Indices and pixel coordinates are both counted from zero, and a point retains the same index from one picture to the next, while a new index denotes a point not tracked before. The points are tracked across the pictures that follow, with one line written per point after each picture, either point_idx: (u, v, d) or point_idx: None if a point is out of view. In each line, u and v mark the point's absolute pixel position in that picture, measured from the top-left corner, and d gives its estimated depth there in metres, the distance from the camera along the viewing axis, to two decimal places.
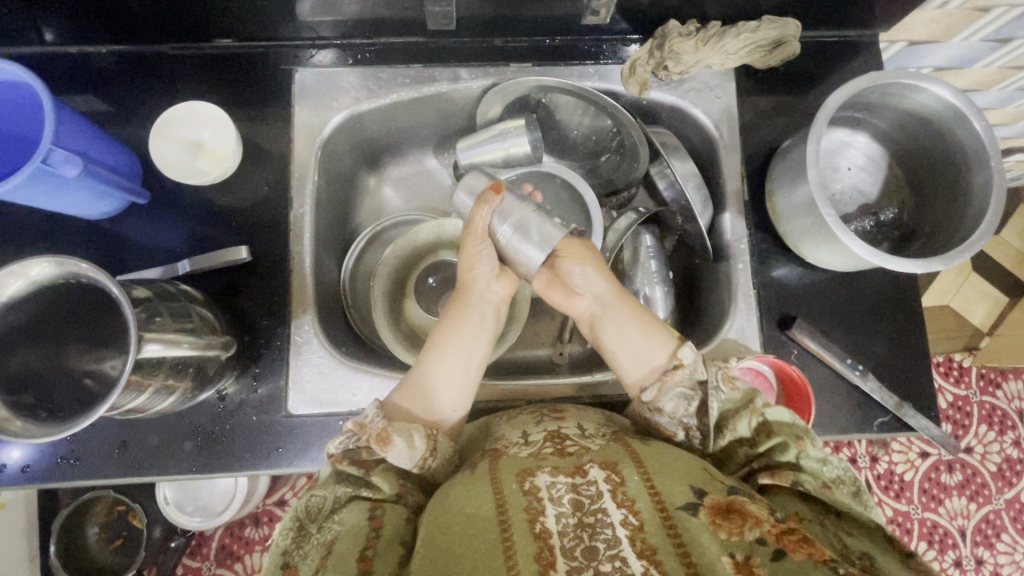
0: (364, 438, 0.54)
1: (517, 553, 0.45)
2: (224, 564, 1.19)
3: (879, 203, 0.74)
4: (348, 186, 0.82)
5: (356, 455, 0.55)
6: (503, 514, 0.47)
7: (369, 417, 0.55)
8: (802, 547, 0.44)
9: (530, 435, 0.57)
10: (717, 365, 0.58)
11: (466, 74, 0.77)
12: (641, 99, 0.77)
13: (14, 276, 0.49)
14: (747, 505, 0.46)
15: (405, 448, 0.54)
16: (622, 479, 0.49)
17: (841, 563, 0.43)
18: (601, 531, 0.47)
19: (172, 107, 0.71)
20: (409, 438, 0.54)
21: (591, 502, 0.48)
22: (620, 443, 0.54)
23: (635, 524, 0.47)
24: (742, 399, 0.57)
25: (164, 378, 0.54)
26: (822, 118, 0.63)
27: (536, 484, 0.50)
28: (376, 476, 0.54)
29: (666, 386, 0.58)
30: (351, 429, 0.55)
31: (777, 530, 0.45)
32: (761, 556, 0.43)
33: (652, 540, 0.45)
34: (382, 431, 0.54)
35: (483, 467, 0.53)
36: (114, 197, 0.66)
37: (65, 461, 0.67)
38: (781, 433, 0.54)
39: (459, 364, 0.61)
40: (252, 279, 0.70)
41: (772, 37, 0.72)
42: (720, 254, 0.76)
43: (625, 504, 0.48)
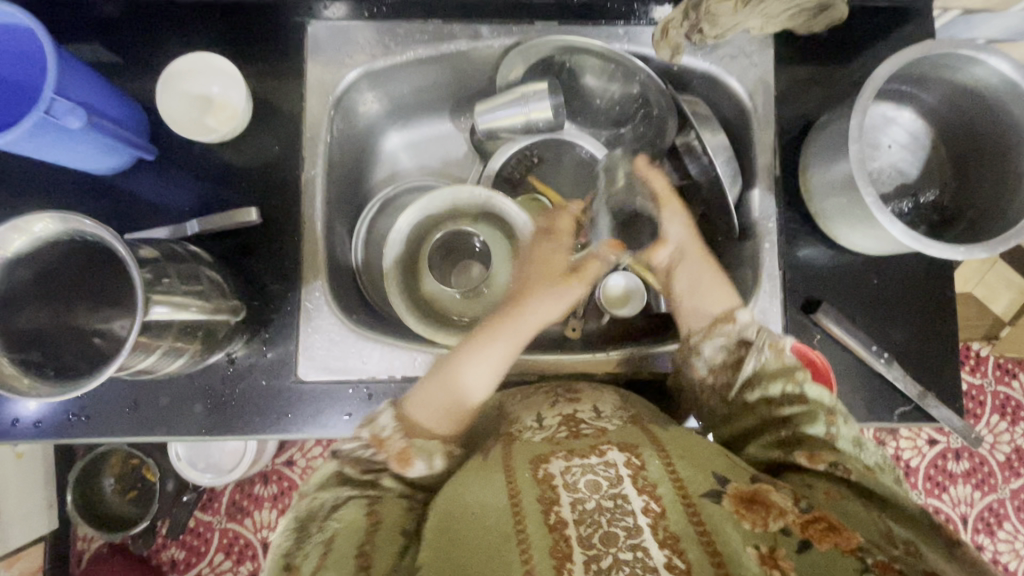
0: (382, 455, 0.54)
1: (531, 547, 0.43)
2: (234, 519, 1.22)
3: (919, 184, 0.70)
4: (360, 148, 0.79)
5: (372, 464, 0.54)
6: (516, 504, 0.46)
7: (389, 435, 0.55)
8: (827, 538, 0.42)
9: (544, 418, 0.56)
10: (769, 332, 0.60)
11: (487, 32, 0.73)
12: (672, 64, 0.73)
13: (18, 232, 0.47)
14: (771, 494, 0.45)
15: (425, 468, 0.55)
16: (643, 464, 0.48)
17: (868, 552, 0.41)
18: (621, 517, 0.44)
19: (180, 59, 0.68)
20: (430, 459, 0.55)
21: (610, 485, 0.46)
22: (638, 427, 0.53)
23: (657, 511, 0.45)
24: (782, 364, 0.58)
25: (173, 340, 0.53)
26: (868, 90, 0.59)
27: (550, 471, 0.49)
28: (388, 478, 0.53)
29: (713, 333, 0.63)
30: (369, 442, 0.55)
31: (802, 520, 0.44)
32: (786, 547, 0.42)
33: (674, 528, 0.44)
34: (405, 450, 0.54)
35: (495, 454, 0.53)
36: (120, 152, 0.63)
37: (76, 418, 0.67)
38: (812, 405, 0.55)
39: (489, 364, 0.60)
40: (261, 241, 0.68)
41: (819, 2, 0.66)
42: (746, 233, 0.73)
43: (646, 490, 0.46)
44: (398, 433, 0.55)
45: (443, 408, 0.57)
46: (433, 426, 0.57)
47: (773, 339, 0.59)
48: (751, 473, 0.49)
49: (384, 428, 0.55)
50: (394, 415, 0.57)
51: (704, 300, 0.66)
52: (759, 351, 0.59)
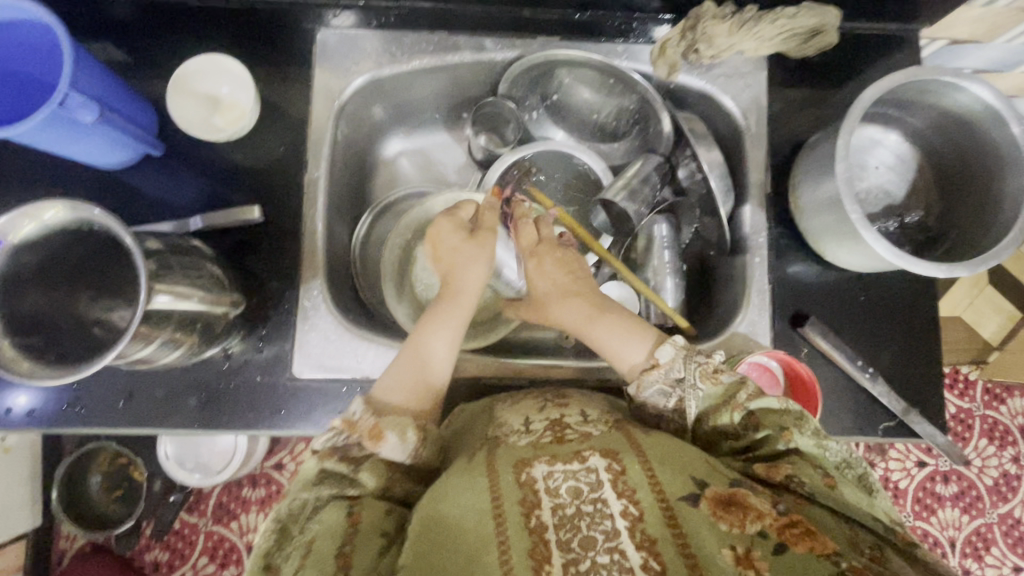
0: (354, 437, 0.53)
1: (511, 549, 0.44)
2: (220, 522, 1.21)
3: (904, 205, 0.72)
4: (363, 152, 0.81)
5: (346, 451, 0.53)
6: (498, 507, 0.47)
7: (359, 415, 0.55)
8: (804, 541, 0.44)
9: (532, 423, 0.57)
10: (696, 361, 0.57)
11: (491, 45, 0.75)
12: (669, 82, 0.75)
13: (28, 218, 0.49)
14: (749, 497, 0.46)
15: (398, 442, 0.54)
16: (623, 468, 0.49)
17: (843, 556, 0.43)
18: (600, 521, 0.46)
19: (191, 59, 0.70)
20: (402, 432, 0.55)
21: (590, 490, 0.47)
22: (622, 431, 0.54)
23: (635, 514, 0.46)
24: (724, 394, 0.55)
25: (172, 331, 0.54)
26: (855, 112, 0.61)
27: (533, 475, 0.50)
28: (365, 471, 0.53)
29: (644, 383, 0.58)
30: (339, 428, 0.54)
31: (779, 524, 0.45)
32: (761, 549, 0.44)
33: (651, 531, 0.45)
34: (373, 427, 0.54)
35: (480, 457, 0.53)
36: (129, 146, 0.65)
37: (71, 408, 0.67)
38: (769, 424, 0.52)
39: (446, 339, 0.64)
40: (262, 239, 0.70)
41: (811, 25, 0.70)
42: (737, 247, 0.75)
43: (624, 494, 0.47)
44: (368, 413, 0.55)
45: (415, 388, 0.60)
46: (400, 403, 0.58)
47: (704, 362, 0.57)
48: (731, 477, 0.49)
49: (354, 412, 0.55)
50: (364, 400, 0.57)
51: (623, 353, 0.62)
52: (693, 388, 0.56)
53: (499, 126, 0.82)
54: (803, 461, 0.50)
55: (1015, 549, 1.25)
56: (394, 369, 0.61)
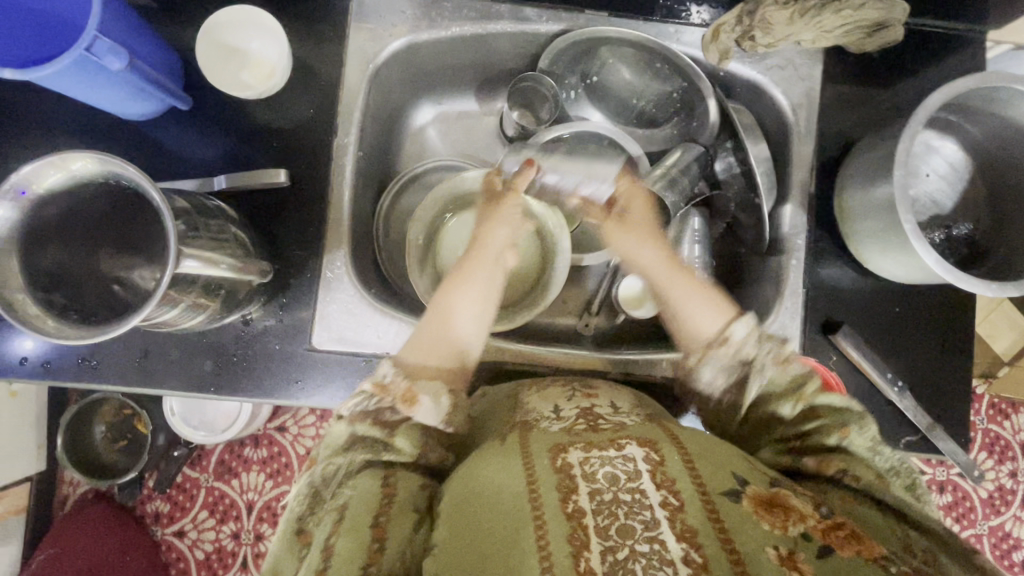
0: (387, 400, 0.52)
1: (548, 536, 0.42)
2: (222, 478, 1.22)
3: (953, 217, 0.69)
4: (393, 121, 0.78)
5: (378, 417, 0.52)
6: (534, 491, 0.45)
7: (390, 379, 0.53)
8: (849, 545, 0.43)
9: (562, 410, 0.57)
10: (772, 346, 0.55)
11: (534, 16, 0.71)
12: (718, 69, 0.72)
13: (53, 167, 0.46)
14: (790, 499, 0.45)
15: (431, 405, 0.53)
16: (662, 459, 0.47)
17: (891, 562, 0.42)
18: (639, 511, 0.43)
19: (220, 11, 0.67)
20: (436, 397, 0.54)
21: (628, 479, 0.45)
22: (656, 424, 0.53)
23: (675, 505, 0.43)
24: (790, 382, 0.54)
25: (197, 296, 0.52)
26: (918, 117, 0.58)
27: (568, 460, 0.48)
28: (400, 436, 0.52)
29: (709, 357, 0.57)
30: (372, 392, 0.52)
31: (823, 526, 0.44)
32: (805, 552, 0.42)
33: (692, 522, 0.43)
34: (407, 390, 0.53)
35: (512, 442, 0.52)
36: (154, 98, 0.62)
37: (86, 363, 0.66)
38: (827, 418, 0.52)
39: (472, 316, 0.62)
40: (287, 205, 0.68)
41: (875, 18, 0.66)
42: (773, 247, 0.72)
43: (664, 485, 0.45)
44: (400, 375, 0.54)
45: (443, 352, 0.58)
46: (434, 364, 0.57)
47: (779, 348, 0.54)
48: (770, 477, 0.48)
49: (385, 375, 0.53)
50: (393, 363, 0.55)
51: (695, 321, 0.59)
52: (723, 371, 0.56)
53: (534, 103, 0.77)
54: (857, 457, 0.51)
55: (1002, 561, 1.27)
56: (420, 338, 0.59)
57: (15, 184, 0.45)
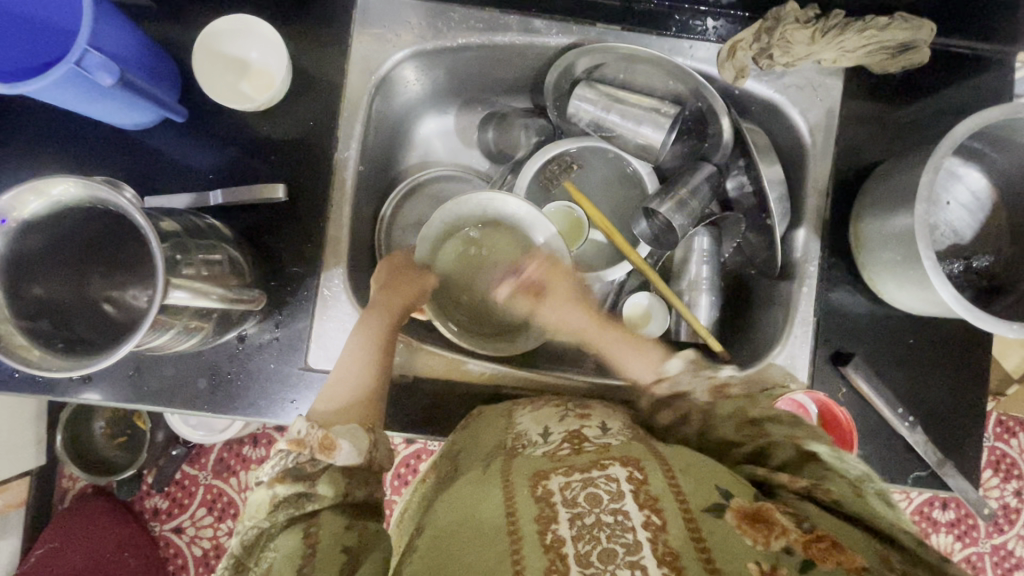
0: (304, 454, 0.49)
1: (527, 567, 0.40)
2: (220, 477, 1.21)
3: (973, 248, 0.66)
4: (396, 131, 0.76)
5: (300, 472, 0.49)
6: (513, 519, 0.44)
7: (305, 432, 0.50)
8: (831, 556, 0.39)
9: (550, 433, 0.55)
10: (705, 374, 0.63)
11: (543, 28, 0.69)
12: (733, 87, 0.69)
13: (34, 193, 0.44)
14: (774, 512, 0.42)
15: (352, 448, 0.51)
16: (645, 477, 0.45)
17: (875, 573, 0.38)
18: (620, 535, 0.42)
19: (220, 18, 0.64)
20: (354, 437, 0.51)
21: (611, 500, 0.44)
22: (642, 443, 0.51)
23: (657, 525, 0.42)
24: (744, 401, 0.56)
25: (188, 321, 0.50)
26: (944, 148, 0.55)
27: (549, 487, 0.46)
28: (321, 485, 0.48)
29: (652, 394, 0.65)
30: (289, 448, 0.49)
31: (804, 538, 0.40)
32: (788, 566, 0.39)
33: (674, 543, 0.41)
34: (323, 439, 0.50)
35: (497, 468, 0.51)
36: (149, 110, 0.60)
37: (78, 377, 0.65)
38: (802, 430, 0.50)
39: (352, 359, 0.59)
40: (285, 219, 0.66)
41: (901, 40, 0.64)
42: (785, 273, 0.70)
43: (647, 504, 0.43)
44: (313, 426, 0.51)
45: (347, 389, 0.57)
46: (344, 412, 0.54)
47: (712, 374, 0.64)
48: (755, 492, 0.45)
49: (298, 430, 0.50)
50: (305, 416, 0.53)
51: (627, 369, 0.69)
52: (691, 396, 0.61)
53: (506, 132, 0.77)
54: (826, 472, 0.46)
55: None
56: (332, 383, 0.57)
57: None
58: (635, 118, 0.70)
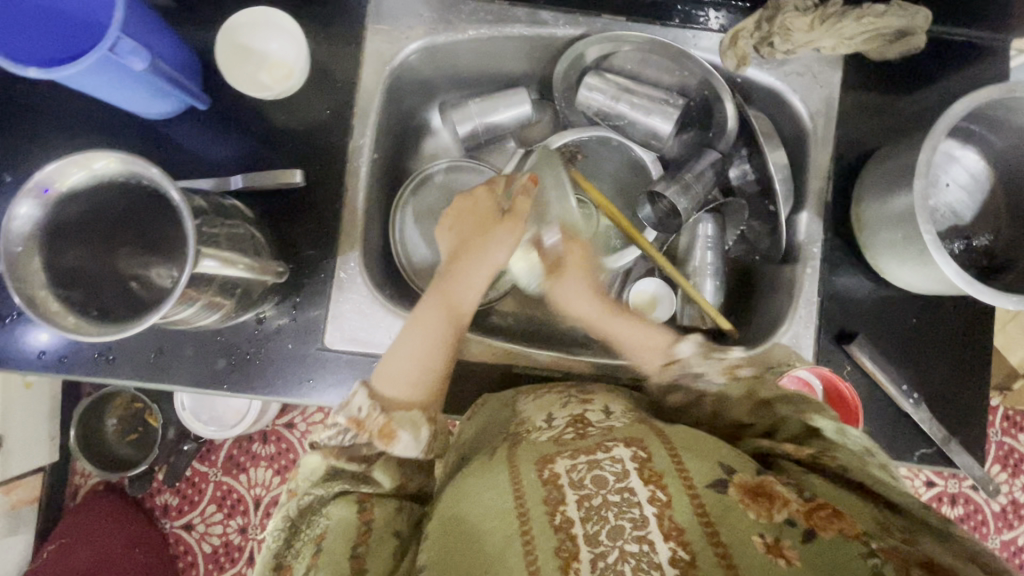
0: (364, 436, 0.53)
1: (536, 548, 0.43)
2: (231, 473, 1.23)
3: (972, 228, 0.68)
4: (408, 122, 0.78)
5: (354, 452, 0.53)
6: (521, 502, 0.46)
7: (367, 414, 0.54)
8: (832, 524, 0.41)
9: (554, 418, 0.56)
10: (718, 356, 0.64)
11: (551, 20, 0.71)
12: (736, 75, 0.71)
13: (78, 165, 0.48)
14: (775, 485, 0.44)
15: (411, 440, 0.54)
16: (649, 456, 0.47)
17: (874, 539, 0.40)
18: (627, 511, 0.43)
19: (243, 13, 0.68)
20: (415, 430, 0.54)
21: (616, 480, 0.45)
22: (645, 424, 0.53)
23: (662, 501, 0.44)
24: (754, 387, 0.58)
25: (212, 295, 0.53)
26: (942, 127, 0.57)
27: (555, 470, 0.48)
28: (377, 469, 0.52)
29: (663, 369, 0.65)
30: (349, 425, 0.53)
31: (806, 509, 0.42)
32: (790, 538, 0.41)
33: (680, 520, 0.43)
34: (385, 426, 0.53)
35: (502, 453, 0.53)
36: (175, 98, 0.63)
37: (101, 358, 0.67)
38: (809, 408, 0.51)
39: (422, 340, 0.59)
40: (302, 205, 0.68)
41: (897, 27, 0.66)
42: (789, 255, 0.72)
43: (651, 480, 0.45)
44: (377, 409, 0.54)
45: (410, 374, 0.57)
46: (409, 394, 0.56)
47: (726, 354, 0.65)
48: (757, 467, 0.47)
49: (360, 410, 0.54)
50: (369, 393, 0.56)
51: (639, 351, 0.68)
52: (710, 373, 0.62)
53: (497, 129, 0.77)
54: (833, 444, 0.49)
55: None
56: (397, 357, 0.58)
57: (40, 181, 0.47)
58: (646, 109, 0.73)
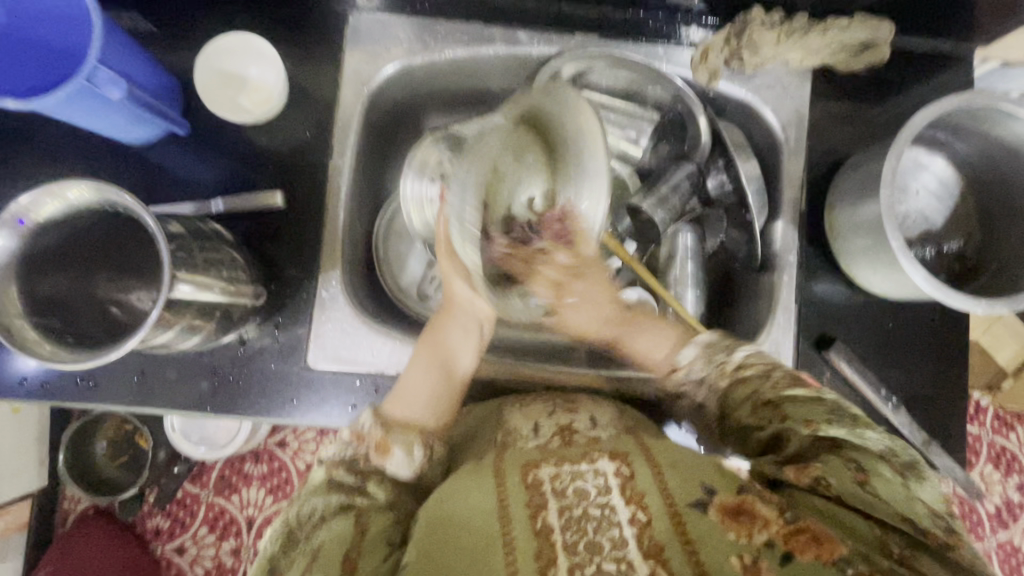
0: (363, 448, 0.56)
1: (517, 551, 0.43)
2: (221, 494, 1.22)
3: (944, 233, 0.69)
4: (389, 140, 0.79)
5: (354, 465, 0.55)
6: (503, 508, 0.46)
7: (367, 427, 0.56)
8: (810, 549, 0.41)
9: (540, 428, 0.57)
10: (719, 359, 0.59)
11: (525, 39, 0.73)
12: (708, 88, 0.73)
13: (51, 196, 0.47)
14: (755, 505, 0.44)
15: (404, 458, 0.55)
16: (632, 473, 0.47)
17: (852, 564, 0.40)
18: (607, 529, 0.43)
19: (228, 36, 0.69)
20: (409, 448, 0.55)
21: (598, 494, 0.46)
22: (632, 438, 0.54)
23: (643, 520, 0.44)
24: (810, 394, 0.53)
25: (191, 318, 0.53)
26: (905, 136, 0.58)
27: (539, 477, 0.49)
28: (372, 484, 0.54)
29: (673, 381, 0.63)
30: (350, 439, 0.56)
31: (785, 532, 0.42)
32: (769, 558, 0.41)
33: (659, 536, 0.43)
34: (382, 441, 0.55)
35: (487, 461, 0.53)
36: (154, 124, 0.64)
37: (83, 383, 0.67)
38: (796, 415, 0.52)
39: (428, 376, 0.61)
40: (283, 225, 0.69)
41: (861, 39, 0.69)
42: (766, 264, 0.73)
43: (633, 499, 0.45)
44: (376, 424, 0.56)
45: (421, 399, 0.60)
46: (410, 418, 0.58)
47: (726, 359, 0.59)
48: (739, 481, 0.47)
49: (364, 424, 0.57)
50: (373, 411, 0.58)
51: (651, 352, 0.66)
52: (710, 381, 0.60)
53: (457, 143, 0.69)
54: (833, 456, 0.49)
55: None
56: (404, 383, 0.61)
57: (14, 213, 0.46)
58: (621, 124, 0.76)
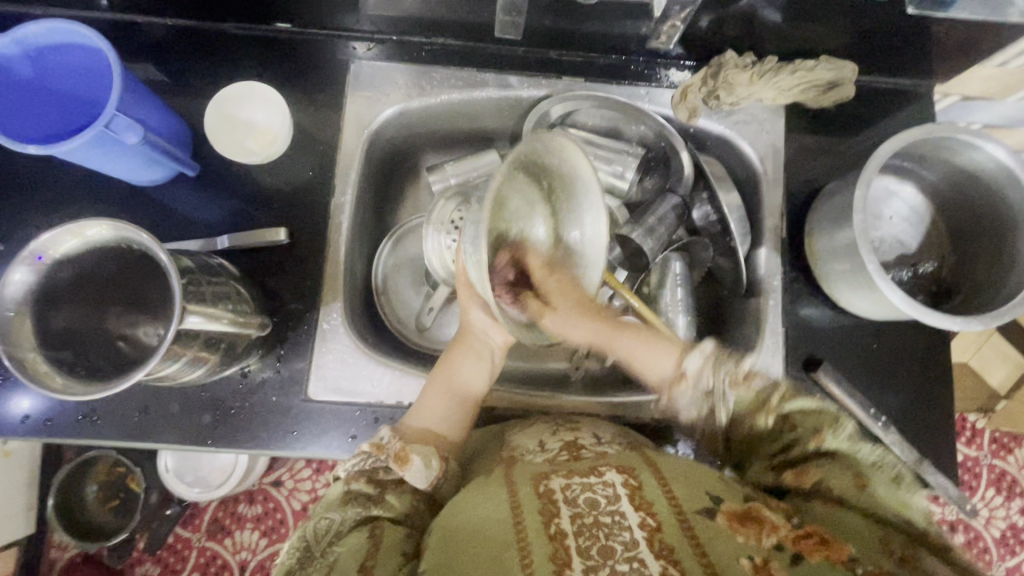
0: (382, 459, 0.57)
1: (530, 552, 0.43)
2: (215, 537, 1.19)
3: (918, 255, 0.73)
4: (389, 177, 0.83)
5: (371, 474, 0.57)
6: (517, 517, 0.46)
7: (386, 439, 0.58)
8: (817, 550, 0.43)
9: (547, 444, 0.58)
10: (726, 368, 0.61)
11: (516, 83, 0.78)
12: (689, 125, 0.78)
13: (71, 234, 0.51)
14: (762, 510, 0.45)
15: (423, 467, 0.56)
16: (640, 484, 0.48)
17: (858, 564, 0.42)
18: (618, 533, 0.44)
19: (229, 86, 0.73)
20: (426, 458, 0.57)
21: (607, 502, 0.46)
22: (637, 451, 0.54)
23: (652, 525, 0.44)
24: (753, 399, 0.59)
25: (198, 349, 0.55)
26: (871, 166, 0.62)
27: (551, 487, 0.49)
28: (389, 495, 0.55)
29: (677, 393, 0.64)
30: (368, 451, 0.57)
31: (794, 534, 0.44)
32: (778, 560, 0.42)
33: (670, 540, 0.43)
34: (401, 451, 0.57)
35: (498, 474, 0.53)
36: (165, 166, 0.67)
37: (85, 419, 0.67)
38: (804, 424, 0.57)
39: (444, 397, 0.64)
40: (286, 260, 0.71)
41: (828, 78, 0.74)
42: (752, 289, 0.76)
43: (642, 506, 0.46)
44: (394, 436, 0.59)
45: (438, 416, 0.63)
46: (427, 435, 0.61)
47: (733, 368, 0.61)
48: (744, 494, 0.49)
49: (383, 436, 0.58)
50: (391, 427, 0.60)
51: (651, 367, 0.66)
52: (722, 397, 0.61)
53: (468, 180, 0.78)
54: (831, 463, 0.53)
55: None
56: (422, 400, 0.64)
57: (35, 249, 0.50)
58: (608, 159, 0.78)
